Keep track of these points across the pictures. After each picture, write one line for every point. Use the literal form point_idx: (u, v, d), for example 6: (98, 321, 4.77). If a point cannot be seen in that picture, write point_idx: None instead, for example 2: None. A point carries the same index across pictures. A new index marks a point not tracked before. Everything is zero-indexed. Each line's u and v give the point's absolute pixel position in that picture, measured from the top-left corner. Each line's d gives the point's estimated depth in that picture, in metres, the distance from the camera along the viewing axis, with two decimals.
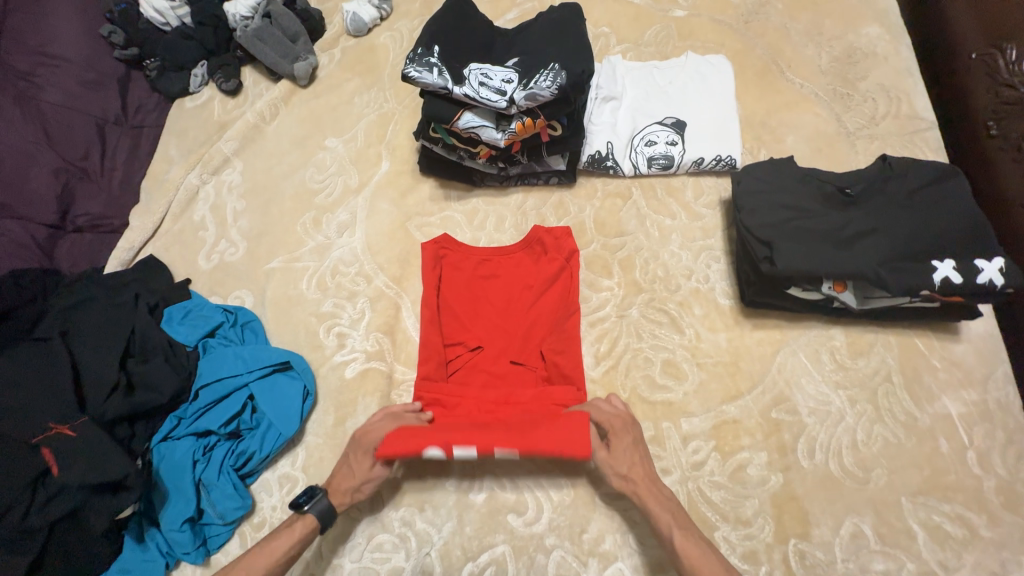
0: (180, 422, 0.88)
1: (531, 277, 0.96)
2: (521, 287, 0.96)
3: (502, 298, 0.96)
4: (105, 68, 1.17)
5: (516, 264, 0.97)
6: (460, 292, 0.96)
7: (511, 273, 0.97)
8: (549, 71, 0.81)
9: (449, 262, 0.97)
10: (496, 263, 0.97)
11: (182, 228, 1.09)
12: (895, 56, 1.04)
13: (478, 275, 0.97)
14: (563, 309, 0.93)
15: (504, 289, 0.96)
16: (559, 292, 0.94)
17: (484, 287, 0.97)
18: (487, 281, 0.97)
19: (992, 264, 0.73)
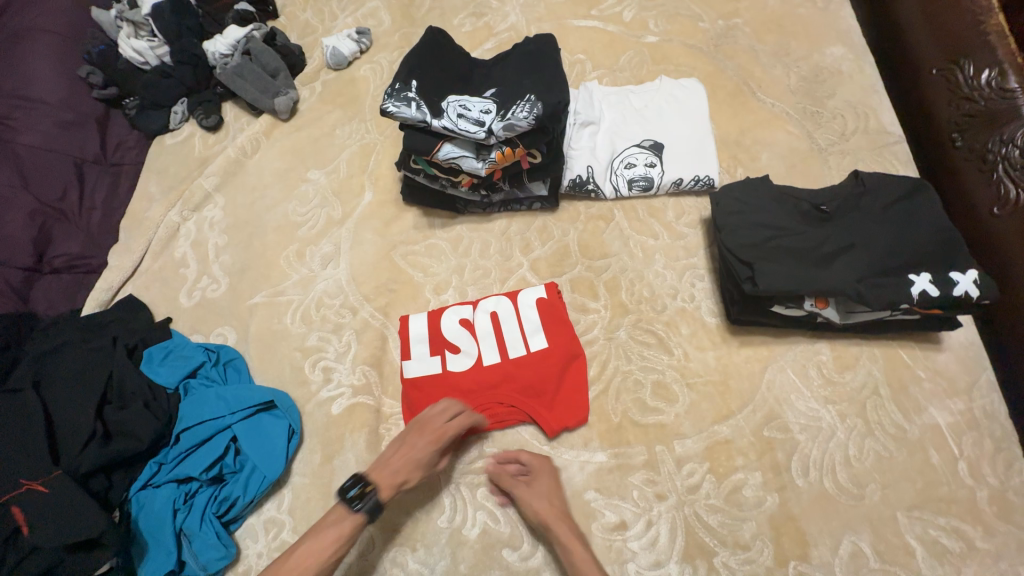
0: (160, 468, 0.85)
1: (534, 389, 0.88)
2: (524, 349, 0.91)
3: (500, 356, 0.91)
4: (84, 109, 1.16)
5: (523, 377, 0.89)
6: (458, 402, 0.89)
7: (519, 374, 0.89)
8: (526, 102, 0.83)
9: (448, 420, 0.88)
10: (504, 378, 0.89)
11: (162, 266, 1.08)
12: (859, 74, 1.08)
13: (481, 386, 0.89)
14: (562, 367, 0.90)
15: (502, 350, 0.91)
16: (548, 315, 0.93)
17: (487, 377, 0.90)
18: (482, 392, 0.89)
19: (966, 277, 0.75)
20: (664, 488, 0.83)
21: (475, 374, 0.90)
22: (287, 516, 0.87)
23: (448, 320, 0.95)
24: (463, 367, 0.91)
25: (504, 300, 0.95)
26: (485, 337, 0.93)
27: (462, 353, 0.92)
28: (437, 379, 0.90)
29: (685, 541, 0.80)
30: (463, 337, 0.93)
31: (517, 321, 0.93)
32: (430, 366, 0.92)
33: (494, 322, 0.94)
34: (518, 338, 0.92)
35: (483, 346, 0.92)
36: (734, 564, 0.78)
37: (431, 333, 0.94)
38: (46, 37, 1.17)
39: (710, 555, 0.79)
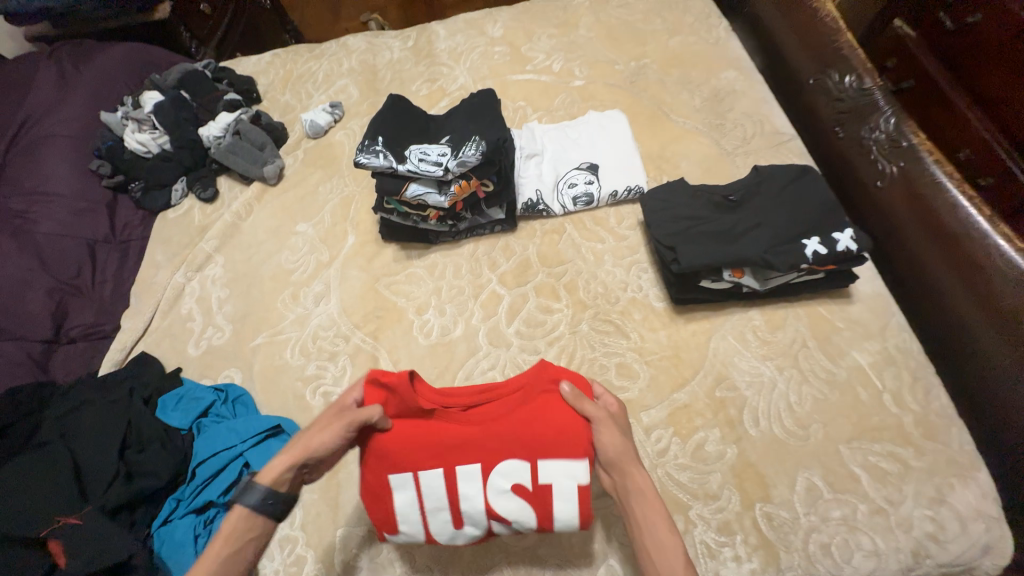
0: (179, 504, 0.92)
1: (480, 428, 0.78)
2: (411, 474, 0.76)
3: (445, 476, 0.76)
4: (95, 197, 1.33)
5: (433, 415, 0.79)
6: (507, 439, 0.77)
7: (425, 418, 0.79)
8: (473, 143, 1.00)
9: (547, 399, 0.78)
10: (475, 445, 0.77)
11: (170, 323, 1.20)
12: (751, 90, 1.30)
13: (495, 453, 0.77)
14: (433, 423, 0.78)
15: (446, 480, 0.76)
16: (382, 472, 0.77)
17: (479, 448, 0.77)
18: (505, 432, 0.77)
19: (845, 235, 0.91)
20: (638, 455, 0.92)
21: (494, 456, 0.77)
22: (301, 531, 0.94)
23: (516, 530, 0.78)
24: (514, 463, 0.76)
25: (414, 537, 0.79)
26: (473, 501, 0.77)
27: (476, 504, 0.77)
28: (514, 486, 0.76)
29: (663, 499, 0.88)
30: (517, 491, 0.77)
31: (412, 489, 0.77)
32: (553, 481, 0.76)
33: (452, 515, 0.77)
34: (425, 479, 0.76)
35: (489, 488, 0.76)
36: (707, 514, 0.86)
37: (538, 518, 0.77)
38: (62, 141, 1.36)
39: (686, 509, 0.87)
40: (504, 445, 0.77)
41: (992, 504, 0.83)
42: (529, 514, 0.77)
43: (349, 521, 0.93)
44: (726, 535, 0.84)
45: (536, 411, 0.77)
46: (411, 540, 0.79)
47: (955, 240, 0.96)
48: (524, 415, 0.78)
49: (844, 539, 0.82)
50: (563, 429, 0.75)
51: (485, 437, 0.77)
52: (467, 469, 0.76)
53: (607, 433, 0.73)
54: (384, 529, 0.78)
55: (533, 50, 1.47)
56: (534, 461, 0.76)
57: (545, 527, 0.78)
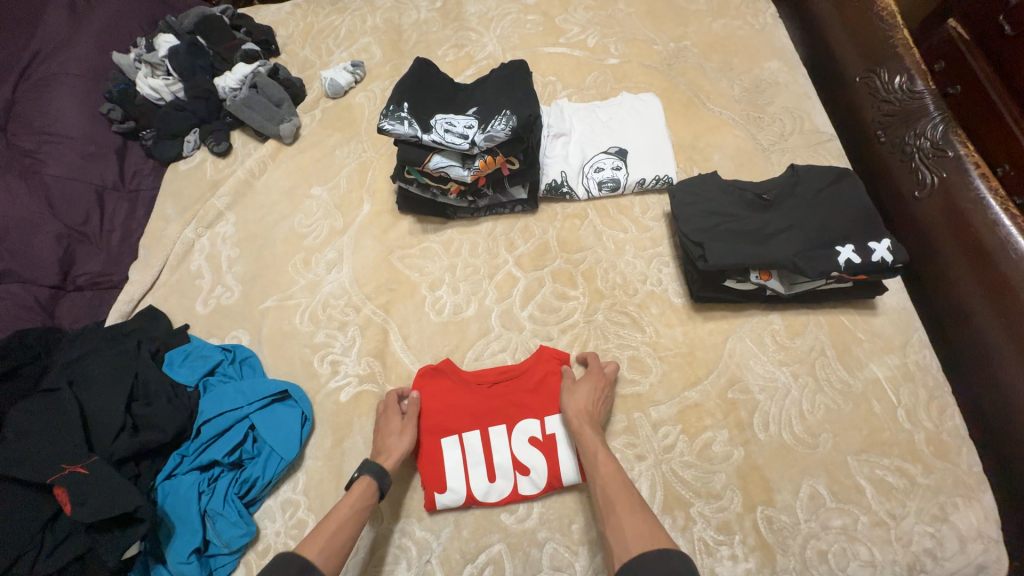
0: (183, 460, 0.93)
1: (499, 398, 0.95)
2: (455, 435, 0.93)
3: (479, 436, 0.93)
4: (105, 141, 1.28)
5: (463, 394, 0.96)
6: (521, 405, 0.95)
7: (458, 397, 0.96)
8: (503, 117, 0.96)
9: (549, 374, 0.96)
10: (496, 411, 0.94)
11: (179, 278, 1.17)
12: (794, 83, 1.23)
13: (511, 415, 0.94)
14: (459, 398, 0.96)
15: (481, 439, 0.93)
16: (428, 446, 0.93)
17: (501, 412, 0.94)
18: (517, 400, 0.95)
19: (881, 245, 0.88)
20: (643, 449, 0.92)
21: (510, 418, 0.94)
22: (303, 496, 0.94)
23: (538, 487, 0.90)
24: (530, 420, 0.93)
25: (457, 496, 0.90)
26: (502, 455, 0.91)
27: (507, 468, 0.91)
28: (532, 443, 0.92)
29: (664, 494, 0.88)
30: (534, 444, 0.92)
31: (453, 457, 0.92)
32: (559, 432, 0.92)
33: (486, 470, 0.91)
34: (465, 438, 0.93)
35: (514, 442, 0.92)
36: (708, 512, 0.86)
37: (552, 470, 0.89)
38: (71, 80, 1.30)
39: (687, 505, 0.87)
40: (516, 411, 0.94)
41: (993, 526, 0.83)
42: (547, 466, 0.90)
43: None
44: (725, 534, 0.85)
45: (543, 382, 0.96)
46: (455, 500, 0.90)
47: (989, 260, 0.94)
48: (532, 385, 0.96)
49: (842, 547, 0.83)
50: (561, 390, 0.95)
51: (501, 404, 0.95)
52: (495, 427, 0.93)
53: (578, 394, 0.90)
54: (433, 487, 0.90)
55: (568, 22, 1.40)
56: (543, 416, 0.93)
57: (559, 481, 0.89)
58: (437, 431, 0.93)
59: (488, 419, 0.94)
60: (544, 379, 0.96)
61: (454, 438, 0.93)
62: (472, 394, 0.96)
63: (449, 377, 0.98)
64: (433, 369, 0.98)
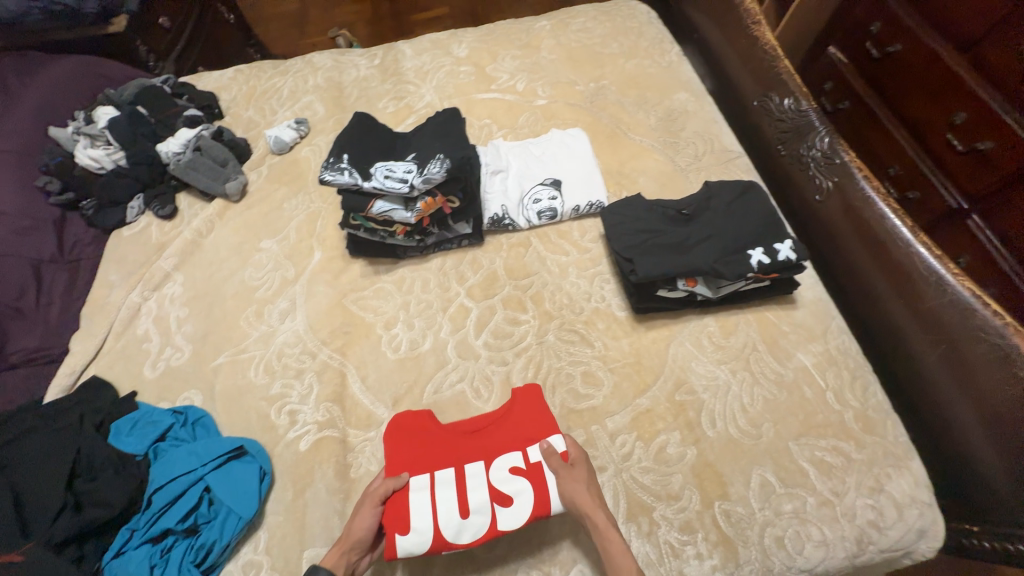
0: (133, 534, 0.89)
1: (475, 436, 0.96)
2: (428, 473, 0.90)
3: (455, 472, 0.90)
4: (41, 215, 1.27)
5: (441, 434, 0.96)
6: (498, 439, 0.94)
7: (435, 435, 0.95)
8: (438, 160, 1.03)
9: (524, 404, 0.98)
10: (473, 447, 0.94)
11: (124, 344, 1.14)
12: (702, 110, 1.38)
13: (488, 450, 0.93)
14: (433, 437, 0.95)
15: (456, 475, 0.90)
16: (398, 501, 0.86)
17: (480, 447, 0.94)
18: (493, 435, 0.95)
19: (786, 245, 0.99)
20: (604, 461, 0.95)
21: (487, 453, 0.92)
22: (266, 556, 0.90)
23: (518, 520, 0.84)
24: (511, 451, 0.92)
25: (422, 538, 0.82)
26: (478, 489, 0.88)
27: (483, 503, 0.87)
28: (511, 473, 0.89)
29: (628, 501, 0.91)
30: (515, 474, 0.89)
31: (425, 497, 0.87)
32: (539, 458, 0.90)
33: (460, 506, 0.86)
34: (438, 474, 0.90)
35: (491, 475, 0.89)
36: (670, 514, 0.89)
37: (533, 500, 0.85)
38: (4, 156, 1.29)
39: (650, 510, 0.90)
40: (493, 446, 0.93)
41: (924, 490, 0.91)
42: (529, 495, 0.86)
43: (316, 541, 0.90)
44: (688, 534, 0.88)
45: (520, 413, 0.96)
46: (420, 544, 0.82)
47: (884, 249, 1.06)
48: (508, 418, 0.96)
49: (795, 530, 0.87)
50: (543, 419, 0.95)
51: (477, 440, 0.95)
52: (471, 463, 0.91)
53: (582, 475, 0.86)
54: (394, 528, 0.83)
55: (498, 70, 1.52)
56: (524, 445, 0.92)
57: (541, 510, 0.85)
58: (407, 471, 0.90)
59: (465, 455, 0.93)
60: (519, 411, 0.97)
61: (426, 476, 0.89)
62: (448, 433, 0.96)
63: (424, 418, 0.98)
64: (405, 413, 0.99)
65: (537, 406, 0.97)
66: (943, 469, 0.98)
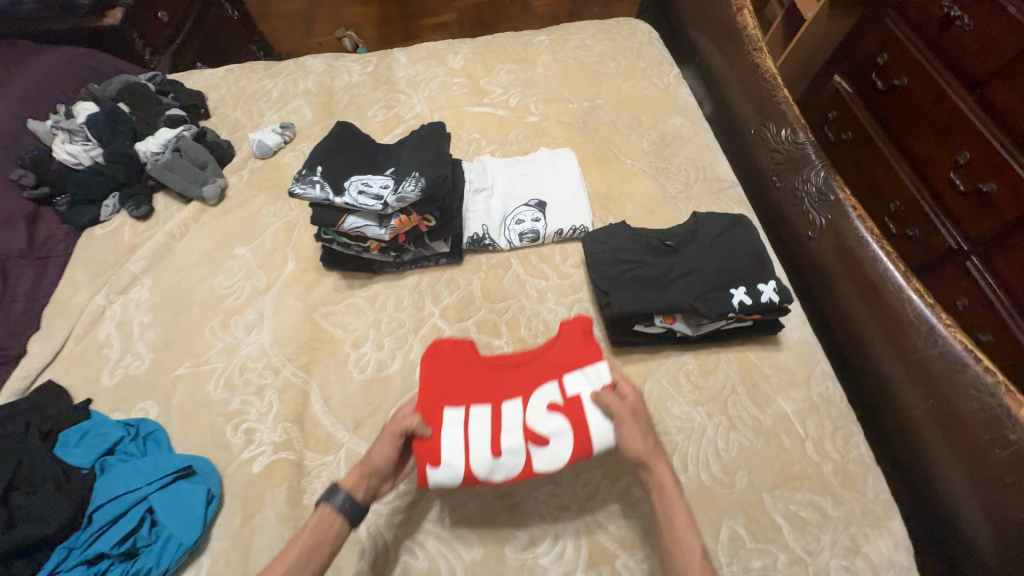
0: (70, 553, 0.85)
1: (515, 376, 0.94)
2: (461, 407, 0.89)
3: (489, 409, 0.89)
4: (13, 208, 1.24)
5: (478, 373, 0.95)
6: (538, 379, 0.92)
7: (470, 371, 0.95)
8: (414, 178, 1.00)
9: (569, 342, 0.95)
10: (512, 388, 0.92)
11: (84, 348, 1.11)
12: (697, 136, 1.35)
13: (527, 389, 0.91)
14: (469, 377, 0.94)
15: (493, 412, 0.89)
16: (431, 434, 0.84)
17: (520, 385, 0.92)
18: (533, 376, 0.93)
19: (769, 287, 0.95)
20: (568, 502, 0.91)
21: (527, 391, 0.91)
22: None
23: (557, 459, 0.83)
24: (550, 389, 0.89)
25: (453, 472, 0.82)
26: (514, 428, 0.86)
27: (520, 442, 0.85)
28: (551, 413, 0.87)
29: (589, 547, 0.86)
30: (554, 413, 0.87)
31: (461, 431, 0.86)
32: (580, 397, 0.87)
33: (495, 444, 0.84)
34: (473, 412, 0.88)
35: (529, 414, 0.88)
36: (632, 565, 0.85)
37: (574, 439, 0.83)
38: None
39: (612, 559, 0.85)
40: (534, 386, 0.91)
41: (903, 553, 0.86)
42: (567, 434, 0.84)
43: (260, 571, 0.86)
44: None
45: (563, 352, 0.94)
46: (452, 476, 0.82)
47: (876, 291, 1.02)
48: (550, 358, 0.94)
49: None
50: (583, 353, 0.92)
51: (517, 381, 0.93)
52: (509, 402, 0.90)
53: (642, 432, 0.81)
54: (426, 460, 0.82)
55: (491, 84, 1.49)
56: (562, 379, 0.90)
57: (582, 448, 0.83)
58: (442, 404, 0.89)
59: (503, 394, 0.91)
60: (562, 350, 0.94)
61: (462, 412, 0.88)
62: (484, 372, 0.95)
63: (463, 355, 0.97)
64: (445, 346, 0.97)
65: (580, 343, 0.94)
66: (933, 524, 0.94)
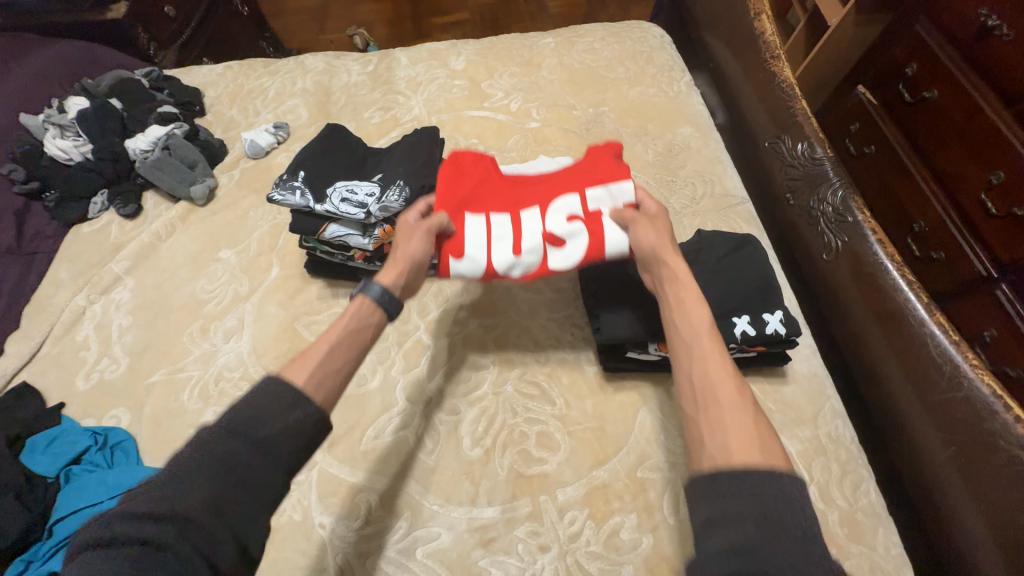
0: (29, 566, 0.82)
1: (532, 185, 0.98)
2: (483, 214, 0.92)
3: (513, 213, 0.93)
4: (4, 204, 1.25)
5: (498, 180, 0.97)
6: (556, 187, 0.95)
7: (494, 179, 0.97)
8: (398, 188, 0.96)
9: (594, 165, 0.96)
10: (528, 189, 0.96)
11: (61, 350, 1.08)
12: (706, 148, 1.27)
13: (544, 194, 0.95)
14: (488, 178, 0.96)
15: (512, 219, 0.92)
16: (455, 239, 0.88)
17: (538, 195, 0.95)
18: (550, 185, 0.96)
19: (774, 317, 0.88)
20: (548, 539, 0.84)
21: (544, 198, 0.94)
22: None
23: (569, 260, 0.89)
24: (569, 201, 0.92)
25: (476, 264, 0.88)
26: (533, 233, 0.90)
27: (537, 241, 0.90)
28: (568, 216, 0.91)
29: None
30: (571, 221, 0.90)
31: (481, 234, 0.90)
32: (600, 211, 0.89)
33: (514, 245, 0.90)
34: (494, 218, 0.92)
35: (547, 221, 0.91)
36: None
37: (589, 243, 0.88)
38: None
39: None
40: (550, 193, 0.95)
41: None
42: (582, 241, 0.88)
43: None
44: None
45: (585, 170, 0.96)
46: (473, 269, 0.88)
47: (895, 324, 0.93)
48: (573, 179, 0.96)
49: None
50: (608, 171, 0.93)
51: (536, 192, 0.96)
52: (528, 211, 0.93)
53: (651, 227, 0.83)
54: (451, 253, 0.88)
55: (493, 87, 1.43)
56: (583, 193, 0.92)
57: (597, 254, 0.87)
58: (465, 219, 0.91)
59: (522, 203, 0.94)
60: (587, 176, 0.95)
61: (483, 221, 0.91)
62: (502, 183, 0.97)
63: (487, 170, 0.97)
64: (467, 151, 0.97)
65: (607, 167, 0.94)
66: None
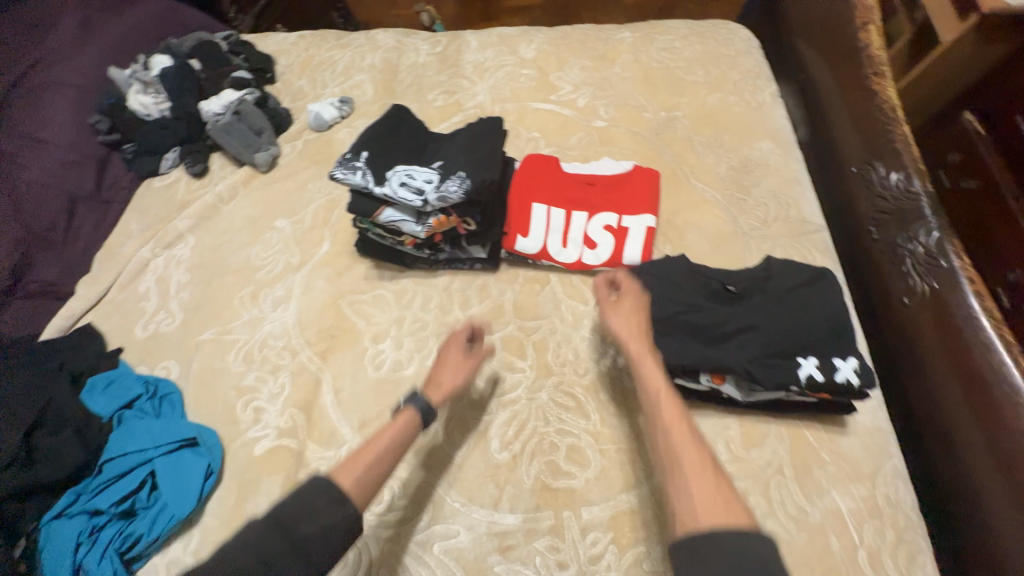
0: (78, 498, 0.87)
1: (586, 187, 1.13)
2: (545, 204, 1.10)
3: (567, 209, 1.10)
4: (88, 151, 1.29)
5: (561, 175, 1.14)
6: (603, 198, 1.12)
7: (558, 177, 1.13)
8: (458, 177, 0.93)
9: (638, 186, 1.13)
10: (582, 191, 1.12)
11: (124, 297, 1.14)
12: (785, 166, 1.17)
13: (593, 199, 1.11)
14: (554, 174, 1.14)
15: (565, 215, 1.10)
16: (522, 221, 1.09)
17: (589, 198, 1.11)
18: (600, 195, 1.12)
19: (847, 363, 0.80)
20: (567, 557, 0.82)
21: (592, 205, 1.11)
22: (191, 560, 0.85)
23: (600, 260, 1.07)
24: (609, 214, 1.10)
25: (533, 245, 1.08)
26: (577, 232, 1.09)
27: (580, 241, 1.09)
28: (608, 224, 1.09)
29: None
30: (608, 231, 1.09)
31: (542, 221, 1.09)
32: (632, 229, 1.08)
33: (563, 237, 1.09)
34: (552, 211, 1.10)
35: (591, 225, 1.09)
36: None
37: (616, 251, 1.07)
38: (70, 90, 1.32)
39: None
40: (598, 201, 1.11)
41: None
42: (611, 250, 1.08)
43: None
44: None
45: (629, 188, 1.13)
46: (531, 246, 1.08)
47: (981, 387, 0.84)
48: (619, 194, 1.12)
49: None
50: (643, 198, 1.11)
51: (588, 196, 1.12)
52: (579, 212, 1.10)
53: (619, 316, 0.85)
54: (518, 231, 1.08)
55: (562, 80, 1.38)
56: (622, 213, 1.10)
57: (619, 261, 1.07)
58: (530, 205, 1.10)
59: (575, 202, 1.11)
60: (631, 195, 1.12)
61: (544, 210, 1.10)
62: (563, 181, 1.13)
63: (554, 168, 1.15)
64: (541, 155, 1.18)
65: (647, 193, 1.13)
66: None
